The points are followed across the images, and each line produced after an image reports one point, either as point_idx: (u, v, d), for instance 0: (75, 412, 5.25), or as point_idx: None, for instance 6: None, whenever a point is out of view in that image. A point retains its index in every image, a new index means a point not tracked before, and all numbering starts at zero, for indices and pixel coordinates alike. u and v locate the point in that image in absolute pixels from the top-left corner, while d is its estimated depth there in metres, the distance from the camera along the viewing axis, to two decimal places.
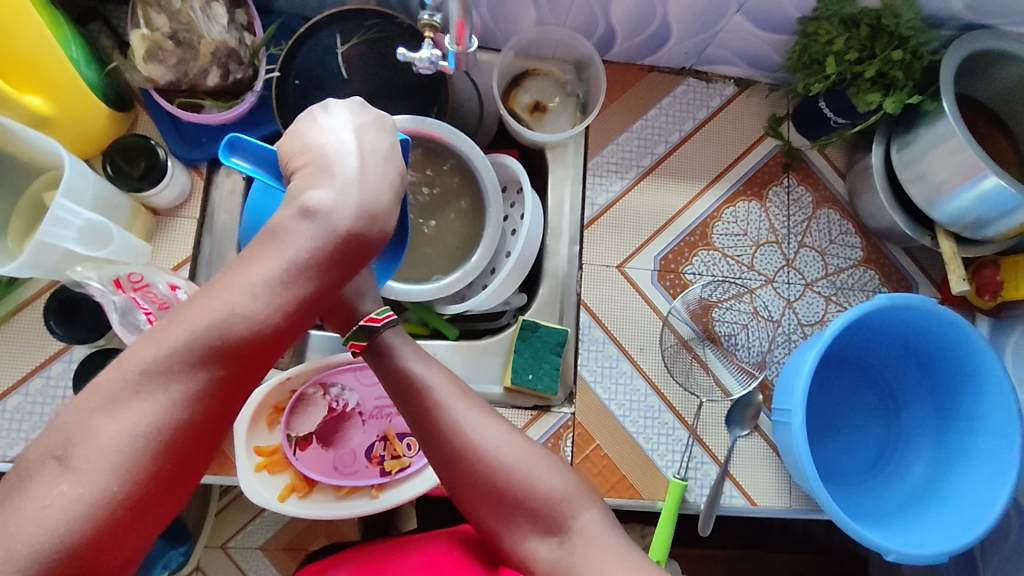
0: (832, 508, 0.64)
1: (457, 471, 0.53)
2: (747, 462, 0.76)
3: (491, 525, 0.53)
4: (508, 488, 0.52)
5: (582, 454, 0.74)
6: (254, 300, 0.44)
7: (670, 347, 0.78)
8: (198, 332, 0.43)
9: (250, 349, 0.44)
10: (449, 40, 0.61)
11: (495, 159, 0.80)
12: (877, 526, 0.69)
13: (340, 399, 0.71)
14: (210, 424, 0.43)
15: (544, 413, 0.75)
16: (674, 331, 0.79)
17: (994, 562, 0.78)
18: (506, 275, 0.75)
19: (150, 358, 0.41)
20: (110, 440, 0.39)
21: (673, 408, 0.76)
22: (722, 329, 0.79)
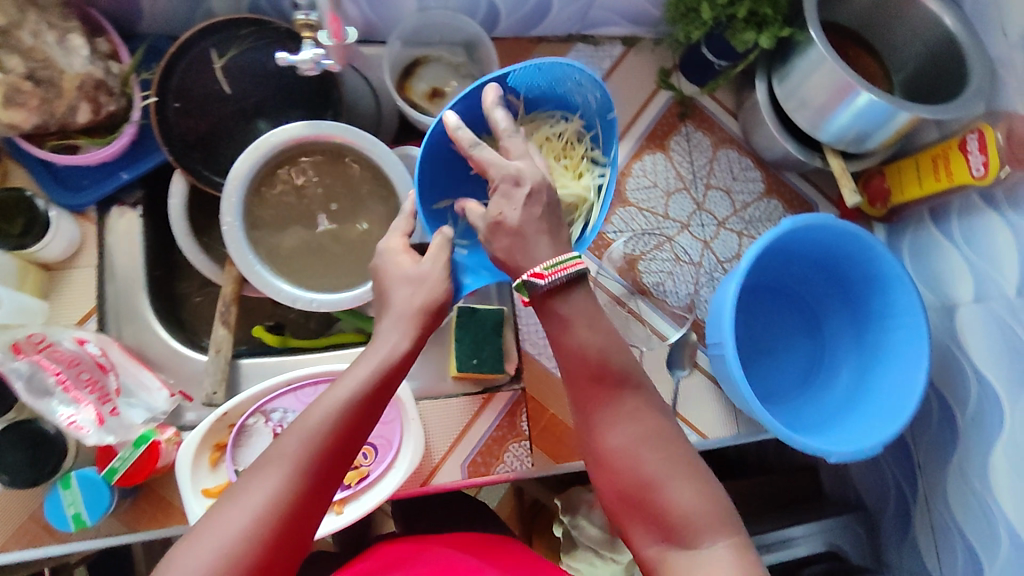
0: (774, 426, 0.67)
1: (602, 443, 0.51)
2: (692, 399, 0.80)
3: (612, 507, 0.51)
4: (633, 471, 0.49)
5: (537, 426, 0.75)
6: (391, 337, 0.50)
7: (604, 306, 0.80)
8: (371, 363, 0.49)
9: (393, 366, 0.50)
10: (323, 34, 0.60)
11: (401, 153, 0.78)
12: (817, 435, 0.74)
13: (284, 423, 0.66)
14: (358, 430, 0.47)
15: (494, 395, 0.75)
16: (606, 290, 0.81)
17: (925, 444, 0.86)
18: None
19: (346, 385, 0.47)
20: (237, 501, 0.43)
21: None
22: (650, 279, 0.82)
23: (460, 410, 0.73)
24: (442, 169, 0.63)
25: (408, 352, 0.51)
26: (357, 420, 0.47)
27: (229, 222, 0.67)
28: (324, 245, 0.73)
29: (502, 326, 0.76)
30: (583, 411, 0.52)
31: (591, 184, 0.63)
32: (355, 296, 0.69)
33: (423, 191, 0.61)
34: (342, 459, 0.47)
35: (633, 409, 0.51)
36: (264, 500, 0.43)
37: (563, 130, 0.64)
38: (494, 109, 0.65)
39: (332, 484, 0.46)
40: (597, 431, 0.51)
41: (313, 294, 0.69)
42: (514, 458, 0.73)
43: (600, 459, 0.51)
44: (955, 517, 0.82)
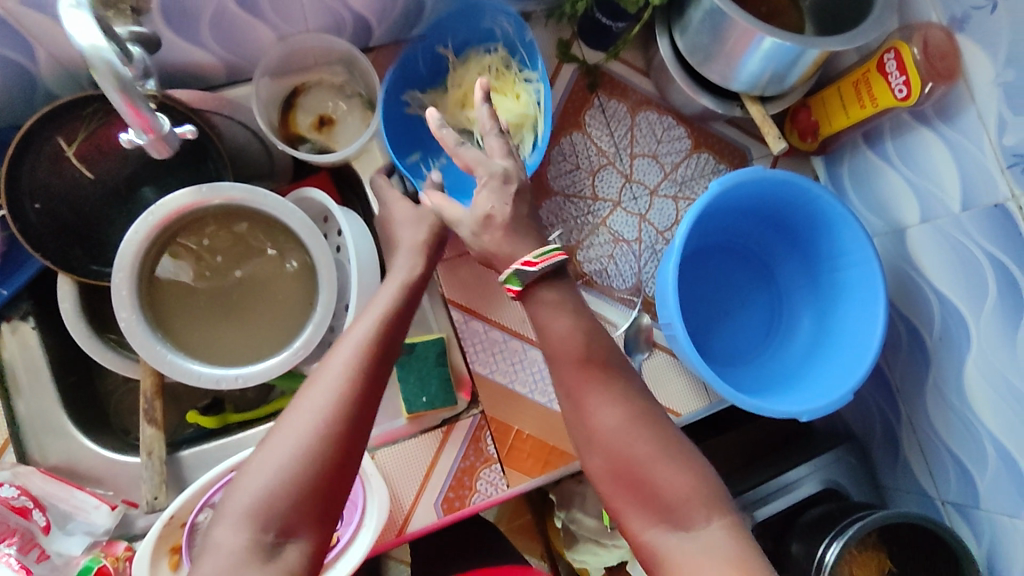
0: (733, 398, 0.66)
1: (589, 434, 0.55)
2: (658, 380, 0.77)
3: (604, 487, 0.55)
4: (624, 457, 0.53)
5: (505, 446, 0.72)
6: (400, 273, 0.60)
7: None
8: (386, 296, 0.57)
9: (409, 288, 0.59)
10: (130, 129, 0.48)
11: (298, 197, 0.74)
12: (785, 394, 0.71)
13: None
14: (394, 338, 0.55)
15: (454, 426, 0.72)
16: None
17: (900, 370, 0.84)
18: (358, 307, 0.67)
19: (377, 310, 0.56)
20: (302, 406, 0.49)
21: None
22: (591, 267, 0.78)
23: (421, 449, 0.70)
24: (404, 130, 0.74)
25: (411, 286, 0.59)
26: (390, 333, 0.54)
27: (127, 316, 0.63)
28: (241, 316, 0.69)
29: (446, 353, 0.73)
30: (572, 399, 0.56)
31: (530, 100, 0.72)
32: (280, 364, 0.66)
33: (395, 145, 0.72)
34: (383, 363, 0.53)
35: (621, 403, 0.55)
36: (322, 401, 0.49)
37: (491, 62, 0.73)
38: (429, 65, 0.75)
39: (378, 399, 0.52)
40: (583, 422, 0.55)
41: (237, 370, 0.65)
42: (488, 484, 0.71)
43: (595, 447, 0.54)
44: (942, 437, 0.79)
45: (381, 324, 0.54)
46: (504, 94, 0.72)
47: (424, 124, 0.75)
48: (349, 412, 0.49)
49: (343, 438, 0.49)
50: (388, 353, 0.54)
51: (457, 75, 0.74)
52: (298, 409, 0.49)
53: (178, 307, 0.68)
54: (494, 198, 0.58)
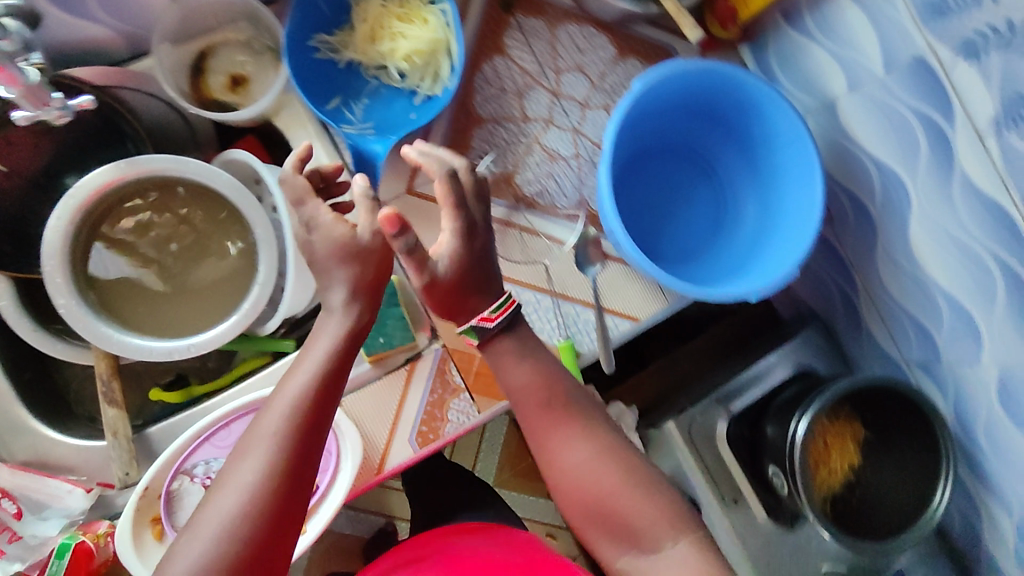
0: (683, 289, 0.66)
1: (560, 476, 0.60)
2: (614, 287, 0.76)
3: (579, 522, 0.61)
4: (597, 496, 0.59)
5: (472, 375, 0.71)
6: (334, 321, 0.56)
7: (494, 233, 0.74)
8: (313, 355, 0.55)
9: (345, 339, 0.56)
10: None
11: (223, 159, 0.73)
12: (736, 278, 0.72)
13: (211, 473, 0.63)
14: (322, 402, 0.54)
15: (417, 363, 0.71)
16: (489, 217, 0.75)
17: (850, 240, 0.85)
18: (297, 257, 0.67)
19: (305, 373, 0.54)
20: (223, 500, 0.50)
21: (527, 284, 0.74)
22: (531, 189, 0.77)
23: (386, 391, 0.70)
24: (315, 76, 0.72)
25: (348, 337, 0.56)
26: (319, 398, 0.54)
27: (64, 302, 0.63)
28: (184, 286, 0.69)
29: (398, 293, 0.71)
30: (543, 444, 0.62)
31: (439, 23, 0.71)
32: (229, 331, 0.66)
33: (311, 93, 0.71)
34: (311, 434, 0.53)
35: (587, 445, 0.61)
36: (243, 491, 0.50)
37: None
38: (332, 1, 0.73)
39: (308, 469, 0.53)
40: (554, 467, 0.61)
41: (188, 338, 0.65)
42: (460, 414, 0.70)
43: (566, 484, 0.60)
44: (894, 296, 0.81)
45: (309, 390, 0.53)
46: (411, 21, 0.71)
47: (337, 66, 0.74)
48: (269, 502, 0.50)
49: (260, 530, 0.50)
50: (317, 421, 0.54)
51: (361, 10, 0.73)
52: (222, 501, 0.50)
53: (115, 297, 0.67)
54: (454, 259, 0.55)
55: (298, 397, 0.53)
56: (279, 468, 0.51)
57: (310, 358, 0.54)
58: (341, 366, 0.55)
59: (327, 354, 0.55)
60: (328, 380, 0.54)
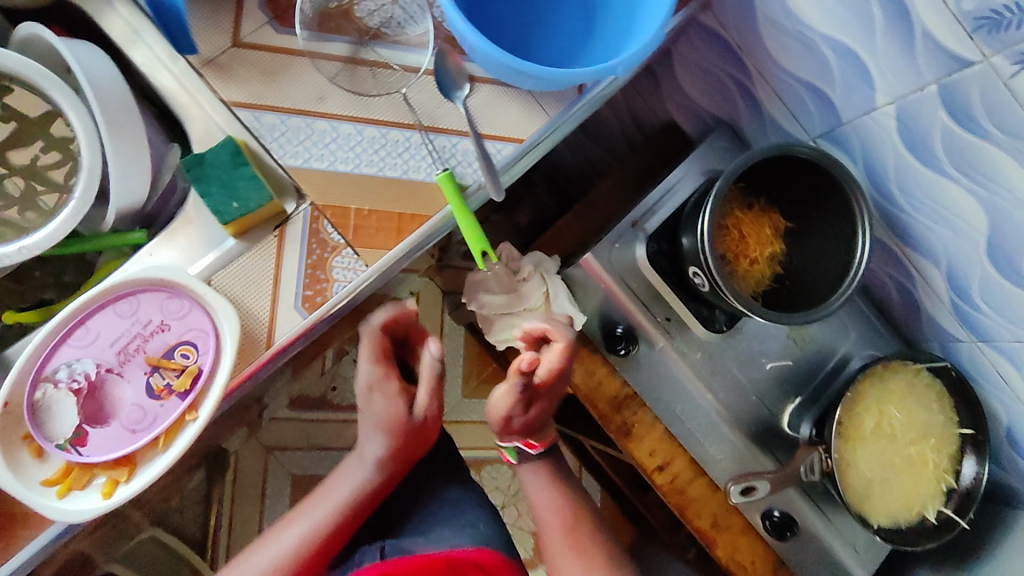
0: (579, 74, 0.61)
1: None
2: (490, 111, 0.69)
3: None
4: None
5: (351, 231, 0.64)
6: (362, 472, 0.75)
7: (338, 72, 0.65)
8: (332, 493, 0.75)
9: (372, 491, 0.75)
10: None
11: (16, 43, 0.64)
12: (622, 43, 0.67)
13: (75, 375, 0.58)
14: (346, 524, 0.74)
15: (286, 227, 0.63)
16: (329, 57, 0.65)
17: (732, 22, 0.77)
18: (110, 134, 0.59)
19: (313, 520, 0.73)
20: (246, 568, 0.71)
21: (391, 123, 0.66)
22: (374, 21, 0.67)
23: (258, 259, 0.63)
24: None
25: (370, 494, 0.75)
26: (341, 523, 0.74)
27: None
28: (12, 187, 0.69)
29: (243, 153, 0.61)
30: (533, 496, 0.85)
31: None
32: (54, 232, 0.60)
33: None
34: (329, 548, 0.73)
35: (552, 483, 0.85)
36: (264, 563, 0.70)
37: None
38: None
39: (323, 562, 0.73)
40: (554, 566, 0.81)
41: (17, 242, 0.60)
42: (344, 272, 0.63)
43: (540, 514, 0.84)
44: (784, 67, 0.75)
45: (337, 512, 0.74)
46: None
47: None
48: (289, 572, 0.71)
49: None
50: (336, 533, 0.73)
51: None
52: (255, 556, 0.72)
53: None
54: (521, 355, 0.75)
55: (313, 526, 0.73)
56: (339, 520, 0.73)
57: (342, 488, 0.75)
58: (366, 507, 0.75)
59: (358, 502, 0.74)
60: (382, 477, 0.75)
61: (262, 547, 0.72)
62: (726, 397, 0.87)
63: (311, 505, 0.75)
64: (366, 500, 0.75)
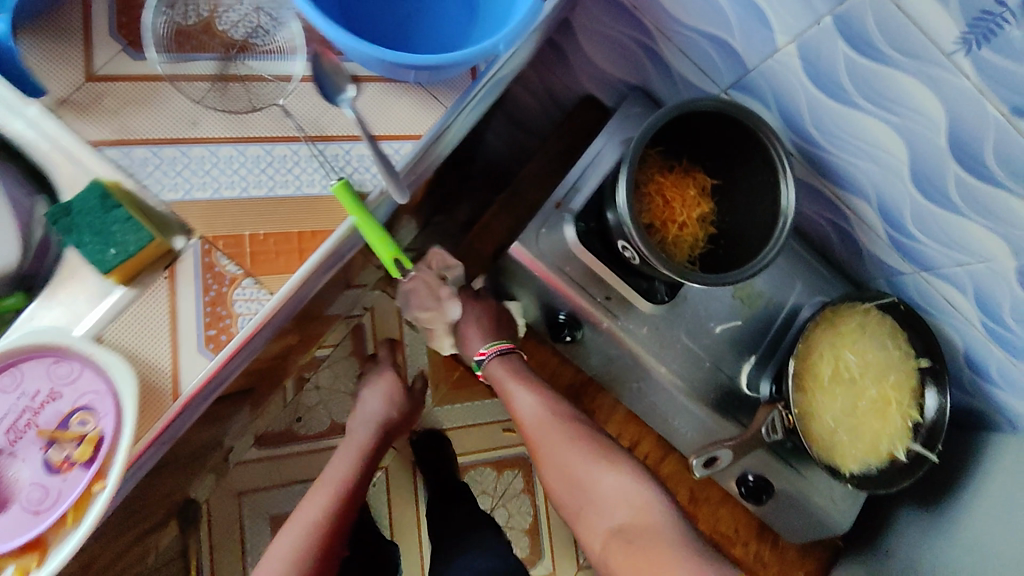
0: (470, 54, 0.58)
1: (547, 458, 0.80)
2: (380, 110, 0.66)
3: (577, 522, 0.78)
4: (586, 494, 0.77)
5: (248, 259, 0.60)
6: (358, 434, 0.97)
7: (208, 93, 0.61)
8: (337, 469, 0.90)
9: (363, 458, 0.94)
10: None
11: None
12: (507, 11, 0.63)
13: None
14: (353, 485, 0.89)
15: (176, 267, 0.59)
16: (196, 78, 0.61)
17: None
18: None
19: (329, 483, 0.88)
20: (283, 547, 0.80)
21: (274, 138, 0.62)
22: (240, 33, 0.63)
23: (150, 305, 0.58)
24: None
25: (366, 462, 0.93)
26: (352, 488, 0.89)
27: None
28: None
29: (113, 193, 0.57)
30: (541, 436, 0.80)
31: None
32: None
33: None
34: (348, 506, 0.87)
35: (569, 432, 0.79)
36: (297, 532, 0.81)
37: None
38: None
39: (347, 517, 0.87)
40: (552, 457, 0.79)
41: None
42: (246, 304, 0.59)
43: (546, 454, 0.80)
44: (682, 22, 0.73)
45: (347, 479, 0.89)
46: None
47: None
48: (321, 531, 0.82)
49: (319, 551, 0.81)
50: (350, 495, 0.88)
51: None
52: (290, 532, 0.81)
53: None
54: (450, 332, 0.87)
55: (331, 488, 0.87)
56: (348, 488, 0.88)
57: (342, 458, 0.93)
58: (365, 475, 0.92)
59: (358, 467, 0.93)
60: (378, 434, 0.99)
61: (294, 518, 0.83)
62: (680, 367, 0.84)
63: (324, 483, 0.88)
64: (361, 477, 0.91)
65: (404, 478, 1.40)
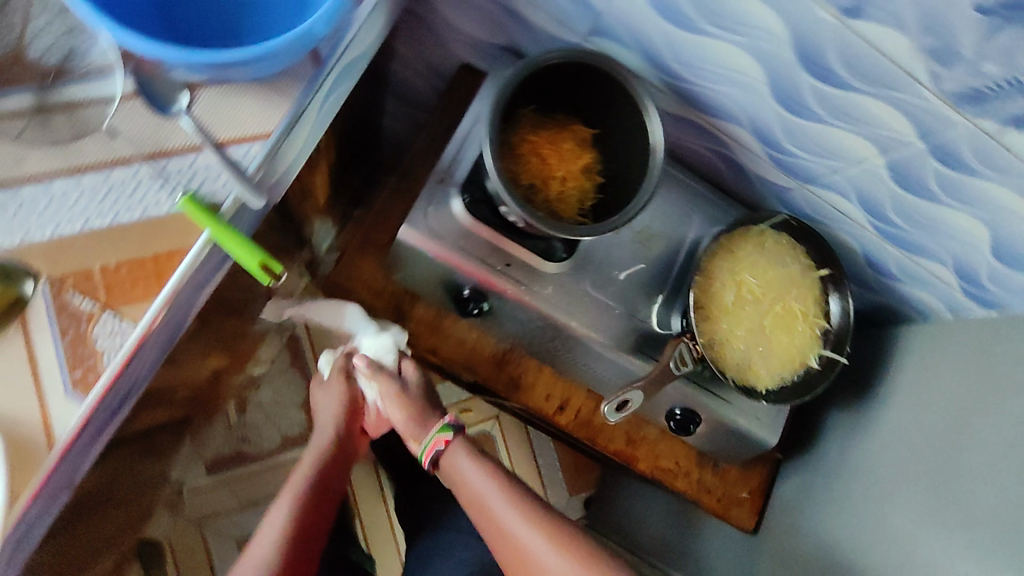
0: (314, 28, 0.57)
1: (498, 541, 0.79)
2: (221, 114, 0.62)
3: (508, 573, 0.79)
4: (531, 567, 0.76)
5: (102, 292, 0.58)
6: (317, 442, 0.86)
7: (25, 127, 0.59)
8: (297, 479, 0.82)
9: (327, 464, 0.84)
10: None
11: None
12: None
13: None
14: (316, 496, 0.80)
15: (27, 312, 0.57)
16: (10, 115, 0.59)
17: None
18: None
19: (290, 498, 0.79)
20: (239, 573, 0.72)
21: (108, 163, 0.59)
22: (50, 58, 0.60)
23: (11, 358, 0.56)
24: None
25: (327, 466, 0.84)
26: (317, 499, 0.80)
27: None
28: None
29: None
30: (501, 521, 0.78)
31: None
32: None
33: None
34: (313, 519, 0.79)
35: (529, 518, 0.77)
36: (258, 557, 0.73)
37: None
38: None
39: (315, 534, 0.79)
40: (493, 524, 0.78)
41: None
42: (108, 339, 0.57)
43: (497, 533, 0.78)
44: None
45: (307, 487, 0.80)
46: None
47: None
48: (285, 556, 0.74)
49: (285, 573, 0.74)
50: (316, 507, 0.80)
51: None
52: (249, 558, 0.74)
53: None
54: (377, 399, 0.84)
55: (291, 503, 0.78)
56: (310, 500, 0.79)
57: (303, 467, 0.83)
58: (330, 482, 0.83)
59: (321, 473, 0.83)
60: (341, 436, 0.87)
61: (254, 544, 0.75)
62: (590, 321, 0.84)
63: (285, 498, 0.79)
64: (328, 472, 0.83)
65: (365, 476, 1.39)
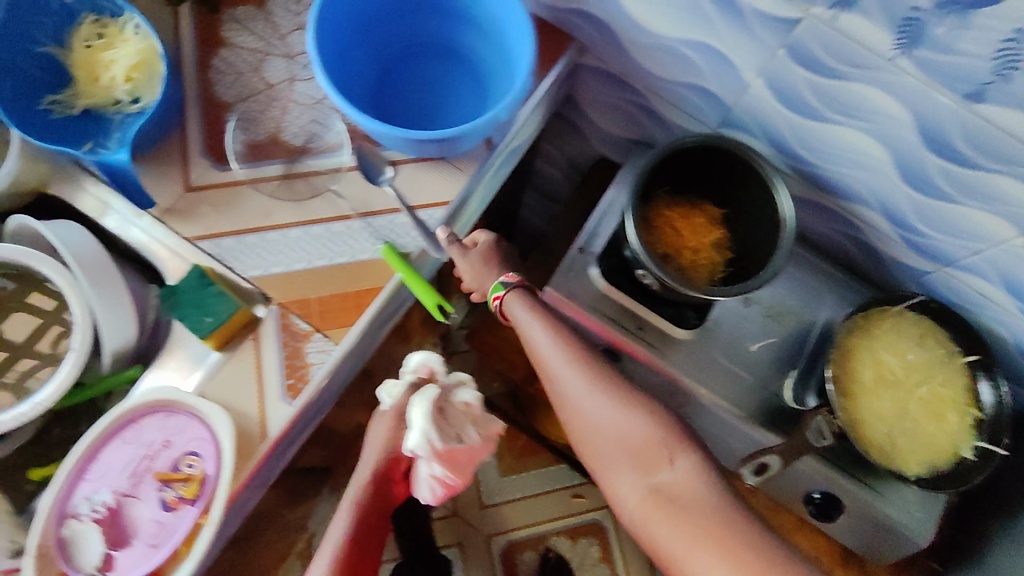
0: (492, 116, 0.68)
1: (565, 406, 0.80)
2: (415, 185, 0.77)
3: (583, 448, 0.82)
4: (595, 432, 0.78)
5: (315, 317, 0.71)
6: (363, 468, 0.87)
7: (277, 189, 0.75)
8: (341, 518, 0.83)
9: (367, 492, 0.86)
10: None
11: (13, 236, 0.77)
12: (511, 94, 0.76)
13: (95, 505, 0.67)
14: (361, 529, 0.84)
15: (261, 328, 0.72)
16: (268, 178, 0.75)
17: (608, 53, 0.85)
18: (94, 292, 0.73)
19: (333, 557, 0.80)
20: None
21: (332, 218, 0.74)
22: (299, 138, 0.77)
23: (245, 364, 0.70)
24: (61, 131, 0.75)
25: (365, 495, 0.85)
26: (359, 532, 0.84)
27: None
28: None
29: (208, 274, 0.72)
30: (562, 382, 0.78)
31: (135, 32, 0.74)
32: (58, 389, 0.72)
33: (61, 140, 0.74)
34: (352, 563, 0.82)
35: (598, 385, 0.77)
36: None
37: (87, 30, 0.75)
38: (43, 65, 0.75)
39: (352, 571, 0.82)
40: (559, 394, 0.80)
41: (11, 410, 0.71)
42: (318, 355, 0.70)
43: (562, 399, 0.80)
44: (665, 76, 0.84)
45: (350, 516, 0.83)
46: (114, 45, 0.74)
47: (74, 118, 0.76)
48: None
49: None
50: (359, 537, 0.84)
51: (72, 60, 0.76)
52: None
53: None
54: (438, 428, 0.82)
55: (337, 535, 0.82)
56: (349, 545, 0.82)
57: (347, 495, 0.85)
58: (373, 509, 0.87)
59: (362, 500, 0.85)
60: (383, 473, 0.87)
61: None
62: (721, 387, 0.86)
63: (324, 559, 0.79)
64: (368, 506, 0.85)
65: (479, 553, 1.40)
